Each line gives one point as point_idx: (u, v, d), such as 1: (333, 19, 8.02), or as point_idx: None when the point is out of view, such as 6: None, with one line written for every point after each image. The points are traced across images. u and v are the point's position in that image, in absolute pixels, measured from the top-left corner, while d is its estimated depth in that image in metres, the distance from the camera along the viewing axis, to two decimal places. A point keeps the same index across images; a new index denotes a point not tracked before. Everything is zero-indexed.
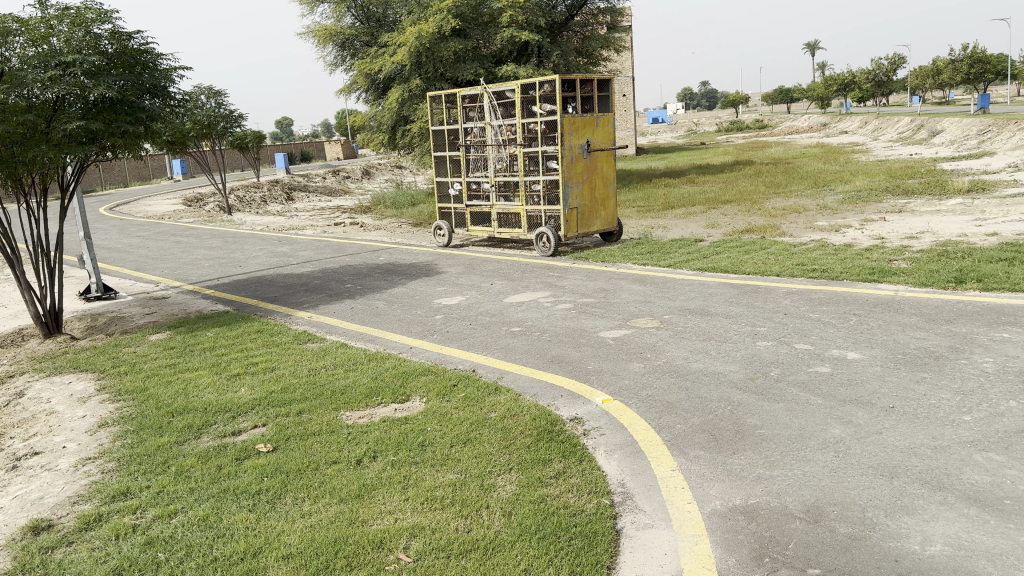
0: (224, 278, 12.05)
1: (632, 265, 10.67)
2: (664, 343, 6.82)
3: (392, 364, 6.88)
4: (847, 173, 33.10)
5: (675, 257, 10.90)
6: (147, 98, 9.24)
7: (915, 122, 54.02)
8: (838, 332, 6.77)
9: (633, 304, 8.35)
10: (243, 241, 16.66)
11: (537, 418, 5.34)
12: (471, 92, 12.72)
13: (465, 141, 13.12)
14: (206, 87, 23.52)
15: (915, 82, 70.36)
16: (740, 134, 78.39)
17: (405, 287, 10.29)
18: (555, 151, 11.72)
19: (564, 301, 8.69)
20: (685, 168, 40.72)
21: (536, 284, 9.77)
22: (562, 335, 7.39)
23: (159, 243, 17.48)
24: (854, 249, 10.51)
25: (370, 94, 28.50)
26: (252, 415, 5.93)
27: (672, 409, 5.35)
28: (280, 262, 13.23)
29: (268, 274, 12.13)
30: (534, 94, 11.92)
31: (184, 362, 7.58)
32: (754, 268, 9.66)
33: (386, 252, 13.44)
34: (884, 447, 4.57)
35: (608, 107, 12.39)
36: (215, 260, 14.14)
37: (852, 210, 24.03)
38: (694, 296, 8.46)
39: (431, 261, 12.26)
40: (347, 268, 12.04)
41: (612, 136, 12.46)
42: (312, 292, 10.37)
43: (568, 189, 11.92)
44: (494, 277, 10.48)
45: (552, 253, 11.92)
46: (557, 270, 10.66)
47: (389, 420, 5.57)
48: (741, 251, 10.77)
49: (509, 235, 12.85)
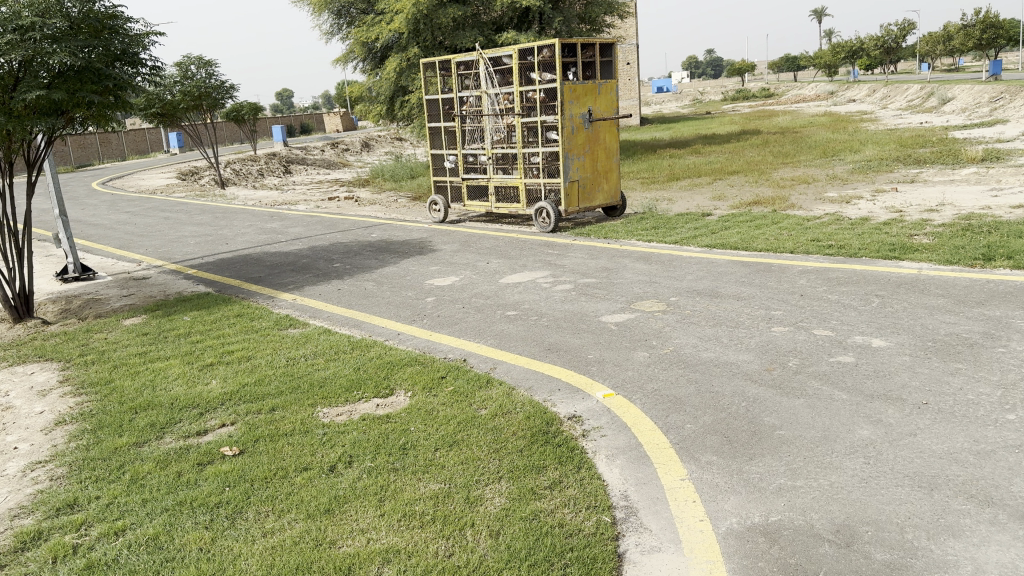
0: (209, 257, 11.53)
1: (636, 241, 10.12)
2: (671, 329, 6.30)
3: (376, 353, 6.37)
4: (856, 143, 32.33)
5: (681, 232, 10.34)
6: (117, 65, 8.69)
7: (925, 90, 52.95)
8: (860, 316, 6.24)
9: (637, 284, 7.81)
10: (233, 217, 16.10)
11: (531, 417, 4.84)
12: (466, 59, 12.09)
13: (461, 111, 12.51)
14: (197, 57, 22.82)
15: (925, 48, 68.98)
16: (745, 103, 77.16)
17: (397, 267, 9.76)
18: (555, 120, 11.12)
19: (564, 282, 8.16)
20: (689, 138, 39.93)
21: (534, 263, 9.23)
22: (561, 320, 6.86)
23: (148, 220, 16.94)
24: (871, 222, 9.94)
25: (367, 64, 27.77)
26: (221, 412, 5.44)
27: (681, 406, 4.83)
28: (269, 240, 12.69)
29: (255, 253, 11.60)
30: (533, 61, 11.29)
31: (156, 350, 7.09)
32: (766, 244, 9.11)
33: (379, 228, 12.89)
34: (920, 452, 4.05)
35: (611, 74, 11.76)
36: (202, 237, 13.61)
37: (862, 180, 23.37)
38: (702, 276, 7.92)
39: (425, 238, 11.70)
40: (337, 246, 11.51)
41: (615, 105, 11.84)
42: (299, 272, 9.85)
43: (568, 160, 11.33)
44: (490, 255, 9.94)
45: (552, 229, 11.37)
46: (557, 248, 10.11)
47: (369, 418, 5.06)
48: (751, 226, 10.21)
49: (508, 210, 12.28)
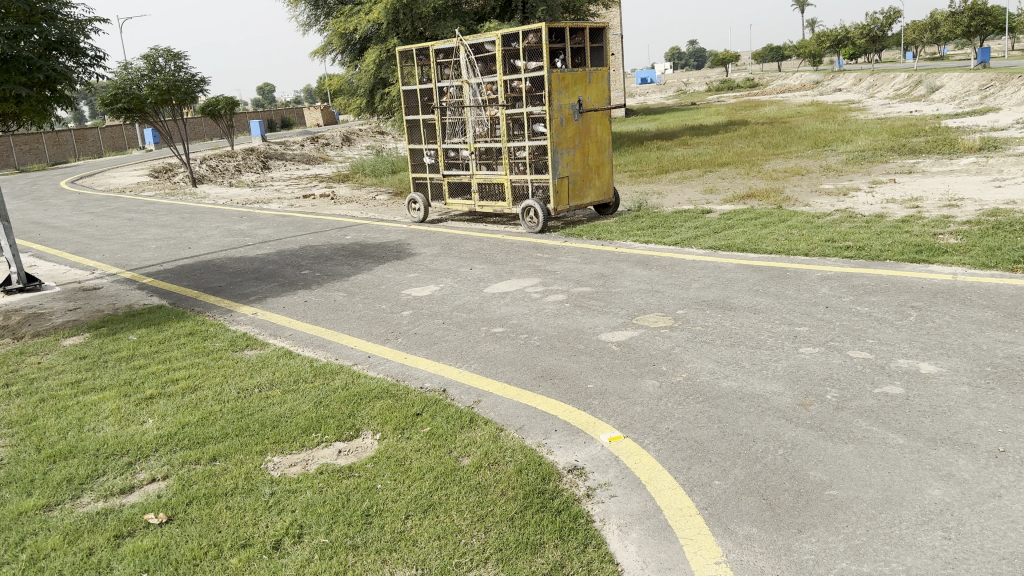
0: (168, 264, 10.61)
1: (633, 242, 9.29)
2: (682, 350, 5.45)
3: (341, 382, 5.49)
4: (848, 132, 31.64)
5: (681, 232, 9.52)
6: (54, 55, 7.75)
7: (913, 79, 52.43)
8: (898, 333, 5.42)
9: (638, 294, 6.96)
10: (200, 217, 15.14)
11: (523, 470, 3.98)
12: (446, 46, 11.23)
13: (441, 102, 11.64)
14: (165, 49, 21.74)
15: (911, 36, 68.53)
16: (731, 93, 76.55)
17: (370, 273, 8.88)
18: (543, 112, 10.26)
19: (555, 292, 7.30)
20: (677, 129, 39.16)
21: (522, 269, 8.37)
22: (554, 339, 6.00)
23: (111, 221, 15.95)
24: (886, 220, 9.14)
25: (346, 56, 26.81)
26: (153, 462, 4.55)
27: (705, 455, 3.99)
28: (234, 243, 11.77)
29: (218, 258, 10.68)
30: (518, 47, 10.45)
31: (91, 378, 6.18)
32: (777, 245, 8.29)
33: (354, 229, 11.99)
34: (1013, 522, 3.23)
35: (602, 61, 10.90)
36: (164, 241, 12.66)
37: (858, 171, 22.65)
38: (710, 283, 7.09)
39: (403, 240, 10.81)
40: (308, 250, 10.62)
41: (607, 95, 10.97)
42: (263, 281, 8.95)
43: (557, 155, 10.45)
44: (474, 260, 9.07)
45: (541, 230, 10.52)
46: (546, 251, 9.25)
47: (328, 471, 4.20)
48: (757, 224, 9.39)
49: (492, 209, 11.40)
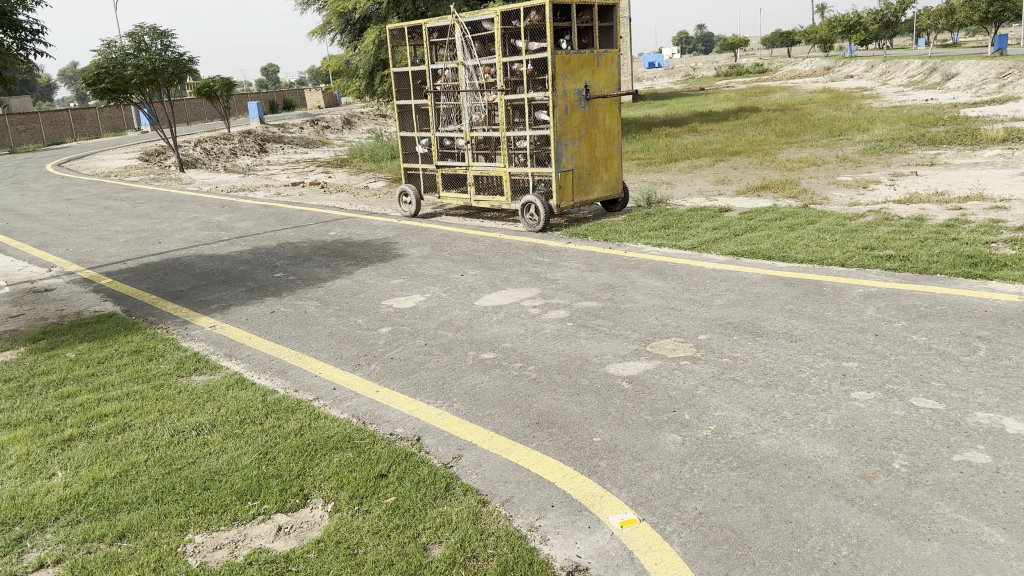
0: (133, 262, 9.66)
1: (643, 245, 8.33)
2: (707, 391, 4.51)
3: (295, 424, 4.56)
4: (864, 121, 30.51)
5: (698, 234, 8.56)
6: None
7: (926, 65, 51.18)
8: (972, 374, 4.46)
9: (651, 313, 6.00)
10: (179, 207, 14.20)
11: (508, 572, 3.04)
12: (440, 24, 10.27)
13: (435, 86, 10.67)
14: (150, 26, 20.66)
15: (926, 22, 67.01)
16: (740, 79, 75.21)
17: (350, 277, 7.94)
18: (545, 98, 9.28)
19: (556, 307, 6.35)
20: (685, 116, 38.02)
21: (520, 277, 7.40)
22: (553, 370, 5.04)
23: (86, 209, 15.00)
24: (927, 223, 8.17)
25: (345, 36, 25.79)
26: (48, 538, 3.63)
27: (746, 557, 3.04)
28: (208, 238, 10.82)
29: (187, 255, 9.75)
30: (519, 25, 9.46)
31: (9, 410, 5.25)
32: (807, 252, 7.33)
33: (338, 224, 11.03)
34: None
35: (611, 42, 9.89)
36: (134, 234, 11.72)
37: (877, 162, 21.63)
38: (736, 299, 6.14)
39: (390, 238, 9.85)
40: (286, 247, 9.69)
41: (616, 80, 9.96)
42: (230, 286, 8.02)
43: (561, 145, 9.45)
44: (466, 264, 8.13)
45: (542, 228, 9.57)
46: (547, 254, 8.28)
47: (260, 562, 3.27)
48: (782, 227, 8.43)
49: (489, 203, 10.43)
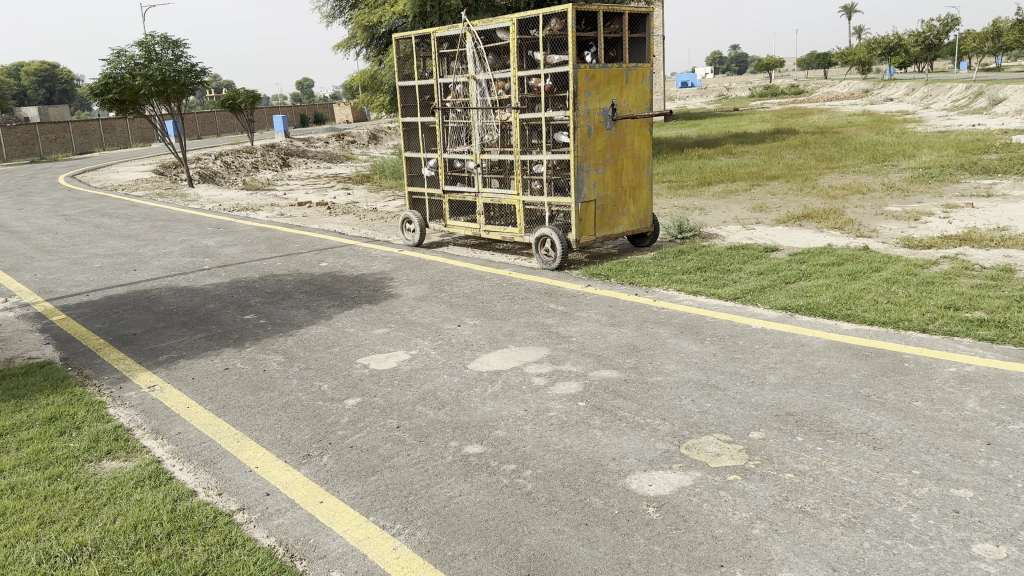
0: (97, 293, 8.58)
1: (677, 293, 7.05)
2: (767, 531, 3.24)
3: (199, 559, 3.33)
4: (909, 146, 28.95)
5: (741, 280, 7.28)
6: None
7: (972, 90, 49.39)
8: None
9: (686, 390, 4.73)
10: (172, 227, 13.19)
11: None
12: (450, 33, 9.17)
13: (443, 102, 9.55)
14: (162, 36, 19.82)
15: (970, 45, 64.99)
16: (775, 100, 73.61)
17: (329, 323, 6.77)
18: (565, 118, 8.05)
19: (566, 378, 5.09)
20: (719, 137, 36.65)
21: (527, 331, 6.17)
22: (555, 477, 3.79)
23: (76, 227, 14.07)
24: (1020, 276, 6.83)
25: (370, 50, 25.04)
26: None
27: None
28: (189, 266, 9.74)
29: (158, 287, 8.65)
30: (537, 34, 8.31)
31: None
32: (878, 312, 6.02)
33: (333, 254, 9.88)
34: None
35: (643, 56, 8.65)
36: (113, 258, 10.67)
37: (927, 191, 20.17)
38: (794, 377, 4.86)
39: (386, 272, 8.69)
40: (268, 280, 8.56)
41: (648, 99, 8.70)
42: (190, 330, 6.88)
43: (582, 172, 8.20)
44: (466, 310, 6.93)
45: (558, 266, 8.35)
46: (562, 300, 7.05)
47: None
48: (843, 275, 7.12)
49: (500, 235, 9.25)
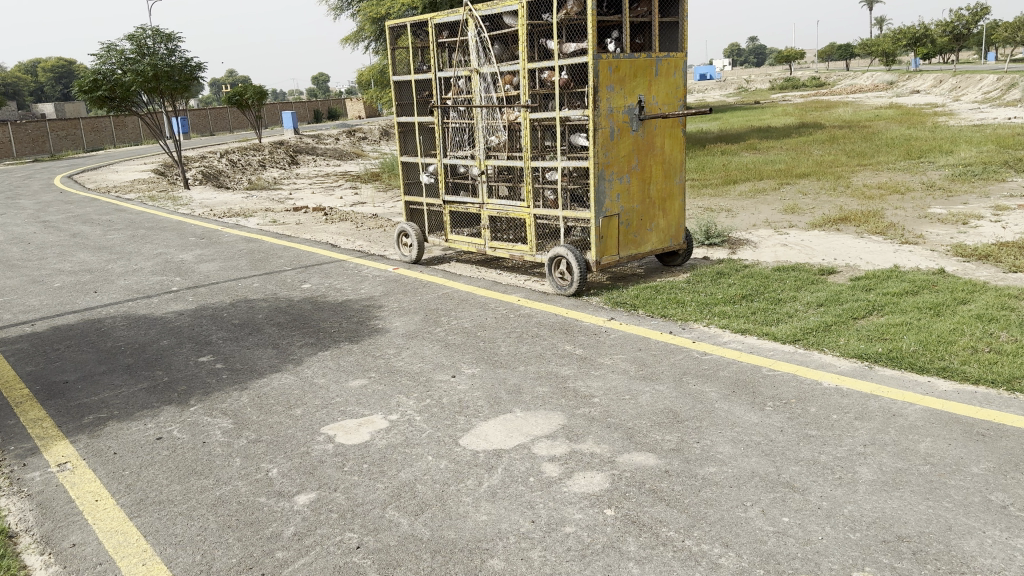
0: (42, 323, 7.41)
1: (721, 331, 5.78)
2: None
3: None
4: (945, 141, 27.42)
5: (797, 314, 6.02)
6: None
7: (1003, 81, 47.59)
8: None
9: (750, 493, 3.50)
10: (151, 237, 12.04)
11: None
12: (451, 20, 7.96)
13: (443, 99, 8.35)
14: (153, 29, 18.74)
15: (1001, 34, 62.89)
16: (797, 93, 71.78)
17: (296, 370, 5.57)
18: (584, 118, 6.81)
19: (587, 465, 3.88)
20: (742, 131, 35.21)
21: (537, 388, 4.93)
22: None
23: (52, 236, 12.95)
24: None
25: (378, 44, 23.95)
26: None
27: None
28: (155, 286, 8.58)
29: (113, 315, 7.48)
30: (550, 18, 7.11)
31: None
32: (983, 366, 4.75)
33: (319, 272, 8.68)
34: None
35: (676, 45, 7.39)
36: (76, 276, 9.53)
37: (972, 191, 18.76)
38: (896, 476, 3.61)
39: (376, 297, 7.49)
40: (237, 307, 7.37)
41: (681, 95, 7.44)
42: (132, 377, 5.70)
43: (603, 182, 6.94)
44: (463, 352, 5.72)
45: (575, 292, 7.12)
46: (580, 340, 5.82)
47: None
48: (923, 310, 5.85)
49: (508, 252, 8.03)
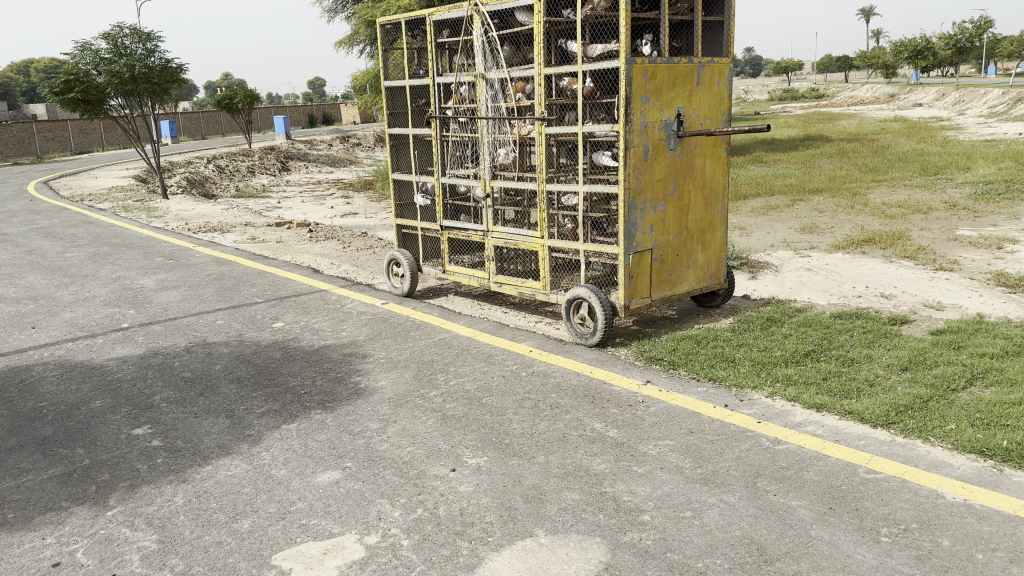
0: None
1: (790, 408, 4.59)
2: None
3: None
4: (960, 156, 26.35)
5: (879, 384, 4.83)
6: None
7: (1008, 96, 46.67)
8: None
9: None
10: (113, 256, 10.80)
11: None
12: (454, 16, 6.80)
13: (442, 109, 7.18)
14: (131, 27, 17.55)
15: (1005, 47, 62.08)
16: (796, 104, 70.88)
17: (250, 454, 4.35)
18: (613, 134, 5.65)
19: None
20: (748, 143, 34.14)
21: (564, 493, 3.73)
22: None
23: (5, 253, 11.69)
24: None
25: (374, 47, 22.80)
26: None
27: None
28: (103, 322, 7.35)
29: (43, 361, 6.26)
30: (573, 15, 5.96)
31: None
32: None
33: (294, 307, 7.47)
34: None
35: (719, 48, 6.24)
36: (18, 305, 8.30)
37: (1000, 211, 17.64)
38: None
39: (358, 343, 6.28)
40: (192, 354, 6.15)
41: (724, 107, 6.29)
42: (45, 458, 4.48)
43: (634, 211, 5.76)
44: (465, 430, 4.51)
45: (597, 343, 5.92)
46: (612, 414, 4.63)
47: None
48: None
49: (515, 289, 6.83)
